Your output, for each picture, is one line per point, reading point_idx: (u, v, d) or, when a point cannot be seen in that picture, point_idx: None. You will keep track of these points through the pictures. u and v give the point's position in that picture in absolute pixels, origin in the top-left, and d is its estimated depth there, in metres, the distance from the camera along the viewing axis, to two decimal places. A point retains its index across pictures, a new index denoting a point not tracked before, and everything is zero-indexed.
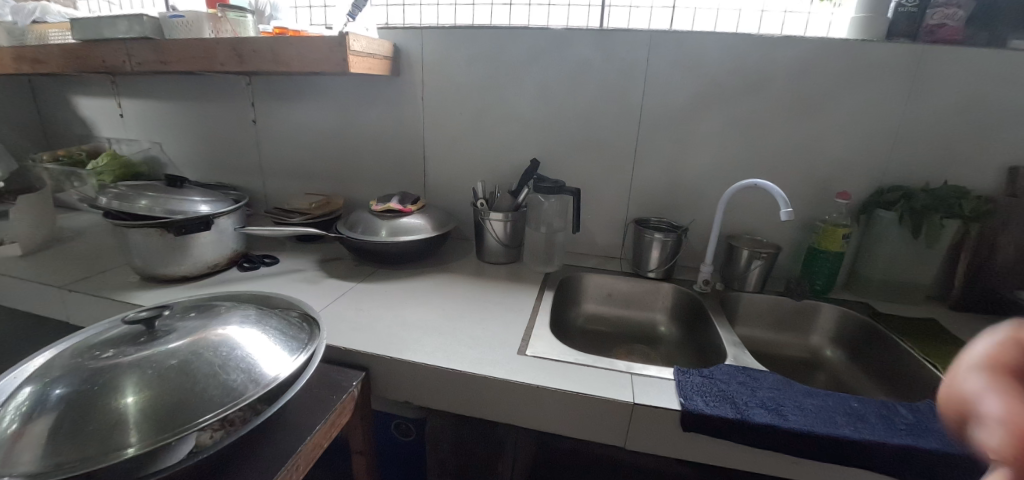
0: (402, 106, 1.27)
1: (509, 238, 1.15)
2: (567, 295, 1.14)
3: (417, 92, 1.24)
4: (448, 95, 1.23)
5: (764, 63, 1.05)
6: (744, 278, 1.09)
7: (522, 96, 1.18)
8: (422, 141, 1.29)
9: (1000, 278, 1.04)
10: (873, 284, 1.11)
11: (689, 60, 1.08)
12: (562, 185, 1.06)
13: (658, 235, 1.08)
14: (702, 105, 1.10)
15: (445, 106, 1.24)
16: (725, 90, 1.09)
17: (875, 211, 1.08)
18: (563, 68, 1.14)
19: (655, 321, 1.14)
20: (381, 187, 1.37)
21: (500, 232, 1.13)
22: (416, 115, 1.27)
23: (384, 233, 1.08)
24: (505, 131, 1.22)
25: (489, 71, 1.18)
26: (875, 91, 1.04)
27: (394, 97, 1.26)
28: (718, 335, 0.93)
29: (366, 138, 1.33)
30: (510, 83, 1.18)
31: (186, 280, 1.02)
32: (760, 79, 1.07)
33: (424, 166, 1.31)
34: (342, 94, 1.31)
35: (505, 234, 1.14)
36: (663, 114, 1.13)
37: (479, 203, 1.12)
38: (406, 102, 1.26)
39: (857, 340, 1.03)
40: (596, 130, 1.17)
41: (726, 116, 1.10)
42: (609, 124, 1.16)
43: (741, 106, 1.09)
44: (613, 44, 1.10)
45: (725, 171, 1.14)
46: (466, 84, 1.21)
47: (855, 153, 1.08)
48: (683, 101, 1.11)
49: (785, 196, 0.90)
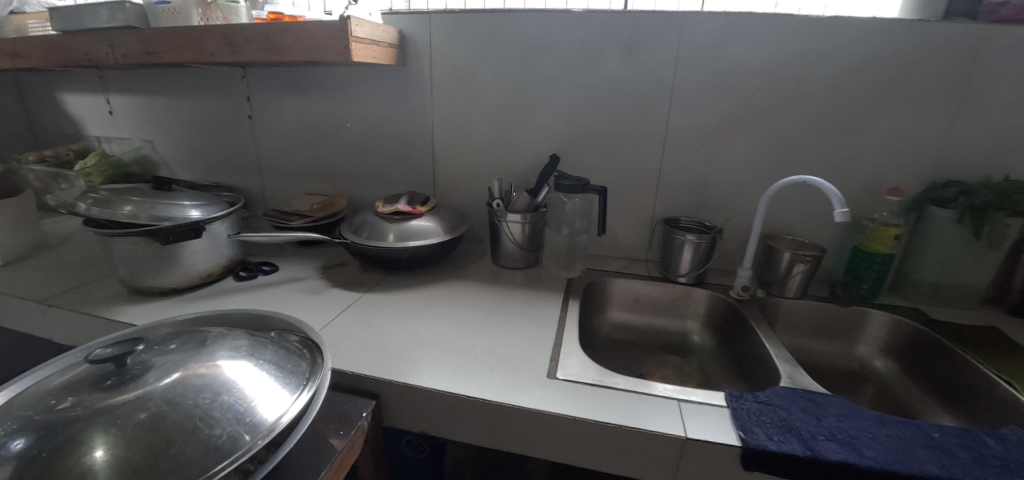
0: (408, 99, 1.17)
1: (530, 241, 1.06)
2: (591, 302, 1.05)
3: (424, 83, 1.15)
4: (457, 87, 1.13)
5: (807, 47, 0.96)
6: (785, 283, 1.00)
7: (539, 87, 1.09)
8: (430, 137, 1.19)
9: None
10: (924, 288, 1.01)
11: (723, 45, 0.98)
12: (586, 183, 0.97)
13: (690, 237, 0.99)
14: (738, 94, 1.01)
15: (454, 99, 1.15)
16: (763, 77, 0.99)
17: (929, 208, 0.97)
18: (583, 56, 1.04)
19: (687, 330, 1.05)
20: (387, 187, 1.28)
21: (517, 234, 1.04)
22: (424, 109, 1.17)
23: (393, 237, 0.99)
24: (521, 125, 1.13)
25: (503, 60, 1.09)
26: (932, 76, 0.94)
27: (399, 90, 1.17)
28: (763, 348, 0.84)
29: (370, 134, 1.24)
30: (526, 73, 1.08)
31: (177, 292, 0.94)
32: (804, 65, 0.97)
33: (433, 163, 1.22)
34: (345, 87, 1.21)
35: (524, 238, 1.05)
36: (693, 105, 1.03)
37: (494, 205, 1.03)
38: (413, 94, 1.16)
39: (912, 351, 0.94)
40: (621, 124, 1.08)
41: (765, 106, 1.01)
42: (636, 116, 1.06)
43: (781, 96, 0.99)
44: (640, 28, 1.00)
45: (763, 166, 1.05)
46: (477, 75, 1.11)
47: (908, 146, 0.98)
48: (718, 91, 1.01)
49: (840, 193, 0.80)
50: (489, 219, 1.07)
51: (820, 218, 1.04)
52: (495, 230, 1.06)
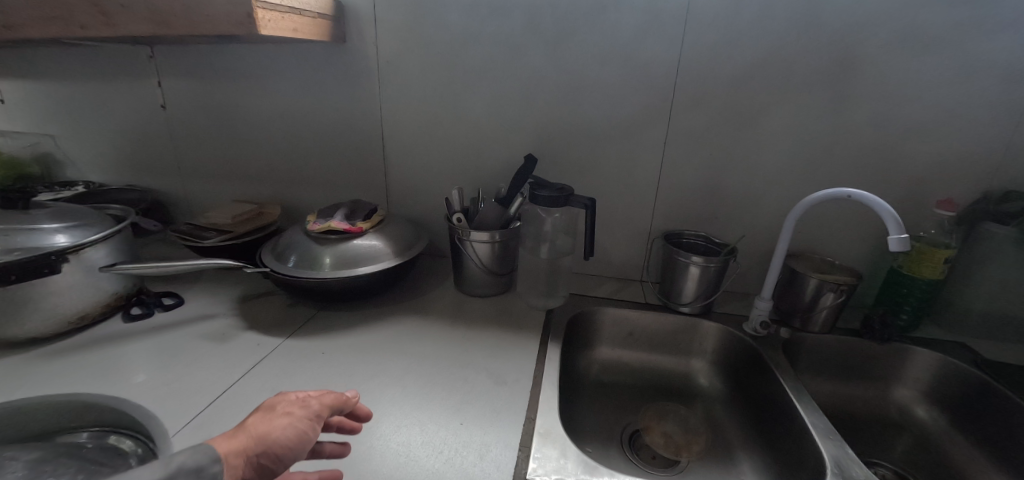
0: (351, 87, 0.95)
1: (502, 263, 0.86)
2: (575, 339, 0.86)
3: (369, 67, 0.93)
4: (408, 72, 0.92)
5: (841, 25, 0.77)
6: (810, 313, 0.83)
7: (509, 73, 0.88)
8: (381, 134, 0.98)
9: None
10: (972, 319, 0.83)
11: (737, 22, 0.79)
12: (570, 193, 0.77)
13: (696, 259, 0.82)
14: (753, 82, 0.82)
15: (406, 87, 0.93)
16: (785, 62, 0.80)
17: (979, 225, 0.80)
18: (564, 35, 0.84)
19: (692, 370, 0.87)
20: (332, 192, 1.07)
21: (485, 256, 0.84)
22: (370, 99, 0.96)
23: (328, 261, 0.79)
24: (490, 120, 0.92)
25: (463, 38, 0.87)
26: (999, 57, 0.74)
27: (340, 76, 0.95)
28: (797, 415, 0.65)
29: (308, 129, 1.02)
30: (493, 55, 0.88)
31: (39, 342, 0.72)
32: (838, 46, 0.78)
33: (385, 165, 1.01)
34: (274, 72, 0.99)
35: (494, 260, 0.85)
36: (699, 96, 0.84)
37: (455, 222, 0.83)
38: (357, 80, 0.94)
39: (964, 398, 0.77)
40: (611, 119, 0.88)
41: (786, 96, 0.82)
42: (629, 110, 0.87)
43: (806, 85, 0.81)
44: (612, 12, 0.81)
45: (781, 170, 0.87)
46: (434, 57, 0.90)
47: (959, 148, 0.80)
48: (729, 79, 0.82)
49: (897, 214, 0.62)
50: (449, 238, 0.87)
51: (849, 233, 0.87)
52: (457, 252, 0.86)
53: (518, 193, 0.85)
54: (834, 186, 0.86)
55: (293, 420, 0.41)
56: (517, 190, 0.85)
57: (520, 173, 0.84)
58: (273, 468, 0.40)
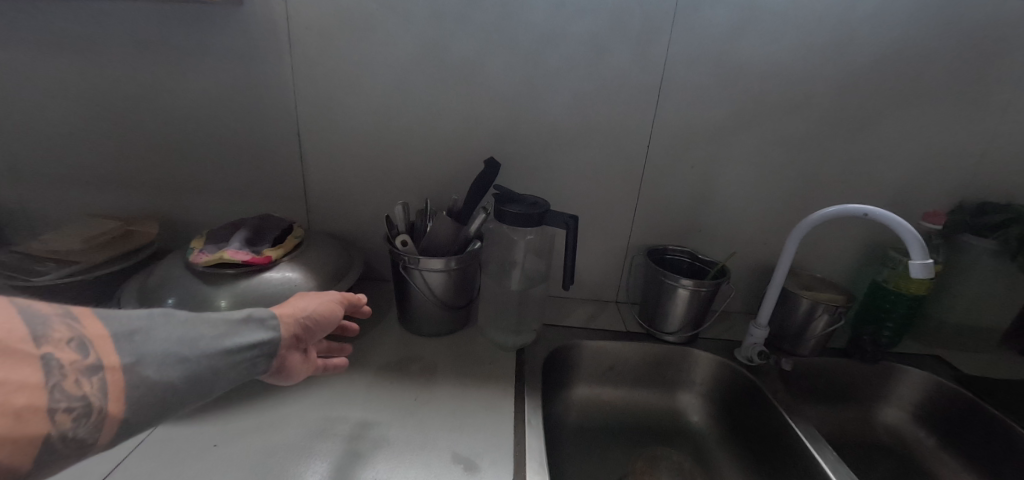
0: (269, 70, 0.72)
1: (459, 295, 0.70)
2: (553, 381, 0.72)
3: (297, 47, 0.71)
4: (354, 58, 0.71)
5: (871, 24, 0.68)
6: (801, 336, 0.76)
7: (495, 67, 0.71)
8: (308, 132, 0.76)
9: None
10: (945, 331, 0.82)
11: (775, 19, 0.68)
12: (546, 209, 0.62)
13: (685, 283, 0.71)
14: (764, 86, 0.72)
15: (346, 75, 0.72)
16: (817, 67, 0.71)
17: (962, 238, 0.76)
18: (564, 18, 0.68)
19: (681, 406, 0.77)
20: (234, 204, 0.83)
21: (438, 288, 0.67)
22: (295, 87, 0.73)
23: (223, 305, 0.57)
24: (451, 120, 0.75)
25: (429, 18, 0.68)
26: (1006, 71, 0.70)
27: (251, 54, 0.71)
28: (821, 473, 0.57)
29: (203, 122, 0.76)
30: (491, 42, 0.70)
31: None
32: (862, 49, 0.70)
33: (306, 170, 0.79)
34: (151, 44, 0.71)
35: (450, 292, 0.68)
36: (707, 99, 0.72)
37: (398, 246, 0.65)
38: (276, 62, 0.72)
39: (950, 419, 0.74)
40: (601, 121, 0.74)
41: (796, 103, 0.73)
42: (624, 112, 0.73)
43: (817, 91, 0.72)
44: (704, 14, 0.67)
45: (774, 182, 0.78)
46: (393, 39, 0.70)
47: (941, 157, 0.76)
48: (746, 81, 0.71)
49: (920, 235, 0.54)
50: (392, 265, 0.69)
51: (829, 246, 0.83)
52: (403, 283, 0.68)
53: (475, 205, 0.69)
54: (820, 197, 0.80)
55: (323, 296, 0.51)
56: (474, 202, 0.68)
57: (479, 181, 0.67)
58: (313, 332, 0.48)
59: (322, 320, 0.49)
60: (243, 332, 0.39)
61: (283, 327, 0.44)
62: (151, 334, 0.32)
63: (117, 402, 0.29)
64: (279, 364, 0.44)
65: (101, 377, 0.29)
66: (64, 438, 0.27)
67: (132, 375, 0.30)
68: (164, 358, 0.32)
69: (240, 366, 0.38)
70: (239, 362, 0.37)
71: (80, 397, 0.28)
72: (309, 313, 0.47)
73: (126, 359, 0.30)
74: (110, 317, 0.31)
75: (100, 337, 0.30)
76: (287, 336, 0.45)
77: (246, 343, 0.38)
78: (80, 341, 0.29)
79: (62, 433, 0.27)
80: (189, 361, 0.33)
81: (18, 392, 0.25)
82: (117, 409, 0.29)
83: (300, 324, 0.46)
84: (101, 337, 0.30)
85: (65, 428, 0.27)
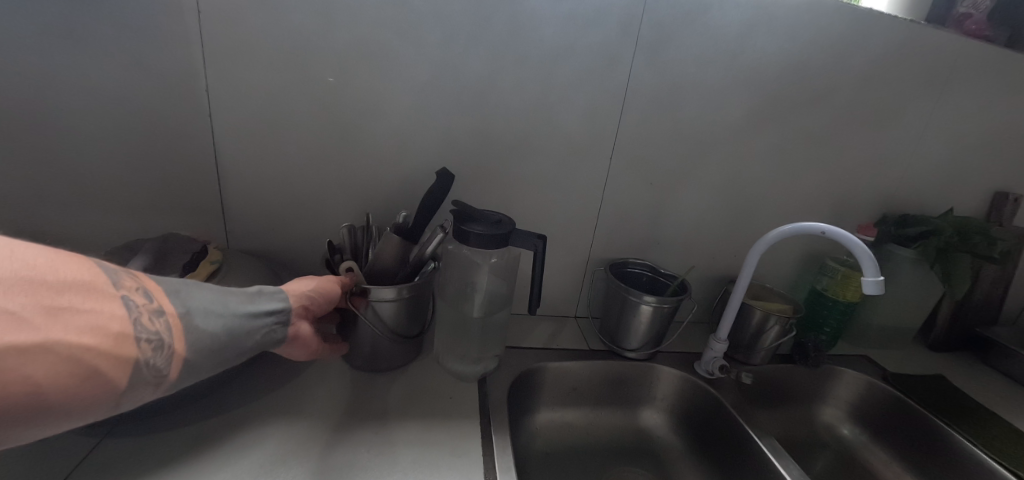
0: (180, 61, 0.59)
1: (414, 324, 0.63)
2: (517, 410, 0.68)
3: (237, 34, 0.59)
4: (309, 51, 0.61)
5: (841, 46, 0.72)
6: (754, 345, 0.78)
7: (487, 74, 0.65)
8: (234, 135, 0.64)
9: (977, 314, 0.90)
10: (872, 333, 0.89)
11: (765, 38, 0.69)
12: (512, 228, 0.58)
13: (648, 300, 0.69)
14: (738, 102, 0.72)
15: (303, 67, 0.62)
16: (798, 82, 0.73)
17: (889, 247, 0.83)
18: (558, 21, 0.63)
19: (644, 423, 0.76)
20: (123, 217, 0.67)
21: (387, 317, 0.59)
22: (226, 81, 0.61)
23: None
24: (414, 127, 0.67)
25: (379, 12, 0.60)
26: (928, 99, 0.78)
27: (172, 37, 0.58)
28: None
29: (84, 118, 0.60)
30: (487, 40, 0.63)
31: None
32: (830, 71, 0.73)
33: (225, 178, 0.67)
34: (20, 8, 0.54)
35: (405, 323, 0.61)
36: (688, 113, 0.72)
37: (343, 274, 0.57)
38: (205, 50, 0.59)
39: (880, 415, 0.80)
40: (578, 131, 0.70)
41: (765, 119, 0.74)
42: (608, 122, 0.70)
43: (785, 109, 0.74)
44: (712, 17, 0.66)
45: (733, 196, 0.80)
46: (347, 30, 0.60)
47: (869, 174, 0.82)
48: (726, 98, 0.72)
49: (871, 252, 0.57)
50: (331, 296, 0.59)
51: (774, 257, 0.86)
52: (350, 320, 0.60)
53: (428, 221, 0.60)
54: (768, 211, 0.82)
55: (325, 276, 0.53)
56: (424, 221, 0.60)
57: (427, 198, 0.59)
58: (321, 305, 0.51)
59: (326, 293, 0.51)
60: (262, 304, 0.44)
61: (292, 298, 0.48)
62: (190, 293, 0.38)
63: (181, 341, 0.35)
64: (292, 332, 0.47)
65: (166, 320, 0.34)
66: (146, 365, 0.32)
67: (187, 320, 0.36)
68: (205, 312, 0.38)
69: (264, 330, 0.43)
70: (261, 325, 0.43)
71: (155, 331, 0.33)
72: (312, 287, 0.50)
73: (179, 309, 0.36)
74: (158, 278, 0.37)
75: (157, 290, 0.35)
76: (297, 308, 0.48)
77: (265, 310, 0.44)
78: (145, 290, 0.34)
79: (145, 360, 0.32)
80: (224, 317, 0.39)
81: (113, 320, 0.31)
82: (181, 347, 0.35)
83: (308, 296, 0.49)
84: (157, 289, 0.36)
85: (147, 356, 0.32)
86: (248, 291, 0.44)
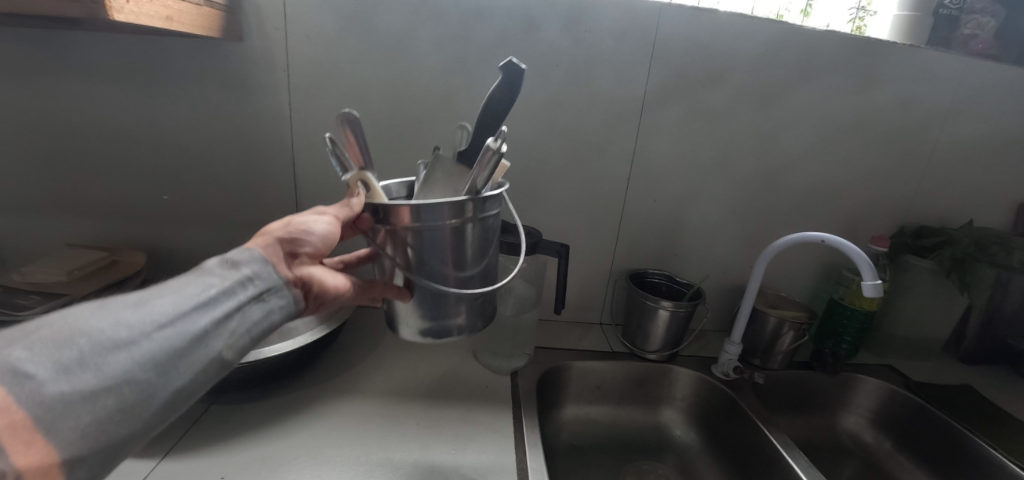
0: (272, 104, 0.74)
1: (464, 264, 0.46)
2: (545, 401, 0.75)
3: (299, 80, 0.73)
4: (371, 93, 0.74)
5: (803, 56, 0.77)
6: (773, 350, 0.82)
7: (451, 75, 0.74)
8: (309, 162, 0.78)
9: (1008, 327, 0.90)
10: (896, 343, 0.91)
11: (682, 23, 0.73)
12: (539, 238, 0.67)
13: (664, 305, 0.76)
14: (713, 106, 0.79)
15: (351, 103, 0.75)
16: (755, 88, 0.78)
17: (906, 258, 0.86)
18: (509, 27, 0.72)
19: (664, 421, 0.82)
20: (222, 233, 0.82)
21: (445, 248, 0.43)
22: (305, 119, 0.75)
23: None
24: (414, 131, 0.77)
25: (428, 60, 0.73)
26: (935, 116, 0.83)
27: (253, 88, 0.73)
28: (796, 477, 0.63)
29: (200, 153, 0.77)
30: (469, 58, 0.73)
31: None
32: (800, 82, 0.78)
33: (301, 199, 0.81)
34: (163, 71, 0.71)
35: (466, 256, 0.45)
36: (662, 118, 0.78)
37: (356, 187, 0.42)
38: (289, 96, 0.74)
39: (904, 424, 0.81)
40: (570, 143, 0.79)
41: (748, 130, 0.81)
42: (547, 109, 0.77)
43: (762, 118, 0.80)
44: (699, 56, 0.75)
45: (746, 210, 0.86)
46: (403, 75, 0.74)
47: (880, 188, 0.87)
48: (719, 119, 0.79)
49: (869, 259, 0.62)
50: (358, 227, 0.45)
51: (791, 268, 0.91)
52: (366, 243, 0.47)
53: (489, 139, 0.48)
54: (783, 223, 0.88)
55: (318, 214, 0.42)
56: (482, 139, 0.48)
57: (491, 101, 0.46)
58: (317, 251, 0.42)
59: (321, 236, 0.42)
60: (214, 308, 0.33)
61: (274, 252, 0.39)
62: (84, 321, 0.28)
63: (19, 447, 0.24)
64: (302, 287, 0.41)
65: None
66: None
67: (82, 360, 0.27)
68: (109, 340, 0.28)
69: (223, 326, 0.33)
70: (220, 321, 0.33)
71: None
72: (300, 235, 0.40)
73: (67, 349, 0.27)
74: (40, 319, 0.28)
75: None
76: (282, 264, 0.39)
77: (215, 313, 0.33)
78: None
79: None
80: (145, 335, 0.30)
81: None
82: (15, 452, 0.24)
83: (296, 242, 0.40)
84: None
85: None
86: (203, 283, 0.34)
